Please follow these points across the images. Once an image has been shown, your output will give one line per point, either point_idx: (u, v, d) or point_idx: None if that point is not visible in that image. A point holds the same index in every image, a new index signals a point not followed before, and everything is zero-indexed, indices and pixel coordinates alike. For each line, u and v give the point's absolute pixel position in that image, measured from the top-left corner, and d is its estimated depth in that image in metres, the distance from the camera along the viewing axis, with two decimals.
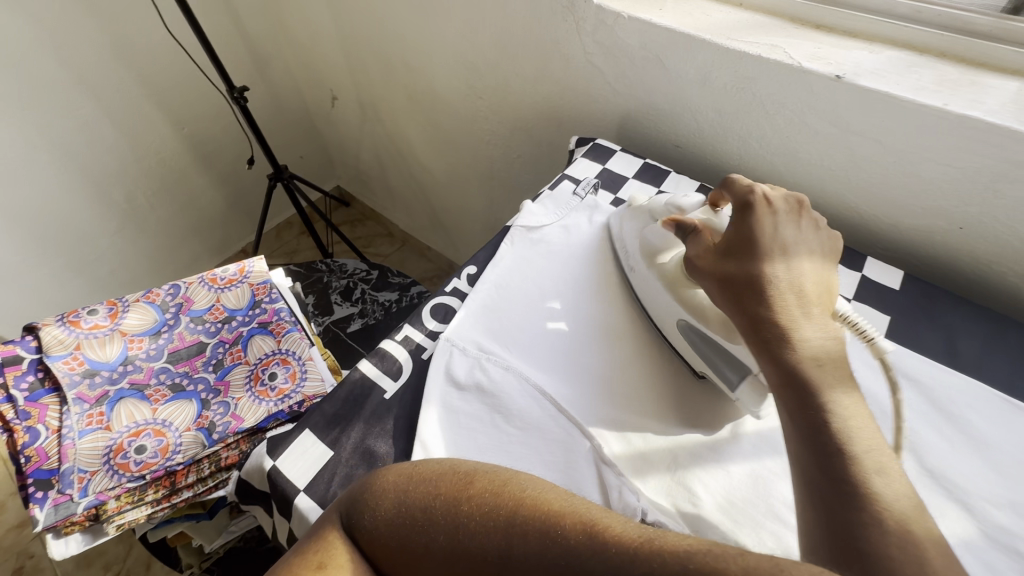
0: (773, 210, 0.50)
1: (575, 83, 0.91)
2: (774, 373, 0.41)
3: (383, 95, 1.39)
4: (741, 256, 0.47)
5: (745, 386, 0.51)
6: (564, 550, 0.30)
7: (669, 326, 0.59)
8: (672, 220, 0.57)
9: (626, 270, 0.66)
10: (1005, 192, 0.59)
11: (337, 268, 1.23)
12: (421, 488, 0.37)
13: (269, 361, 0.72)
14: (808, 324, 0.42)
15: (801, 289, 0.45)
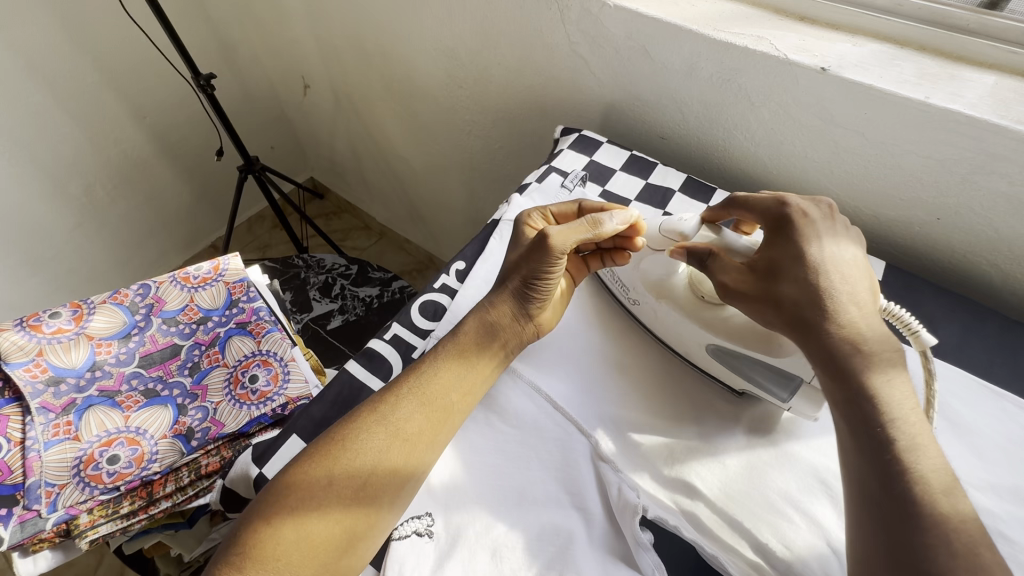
0: (812, 221, 0.49)
1: (559, 73, 0.90)
2: (838, 392, 0.43)
3: (358, 84, 1.35)
4: (785, 270, 0.48)
5: (797, 397, 0.51)
6: (411, 403, 0.48)
7: (694, 350, 0.57)
8: (682, 248, 0.54)
9: (626, 302, 0.62)
10: (980, 183, 0.61)
11: (315, 263, 1.19)
12: (302, 464, 0.45)
13: (249, 362, 0.69)
14: (867, 335, 0.44)
15: (857, 302, 0.46)
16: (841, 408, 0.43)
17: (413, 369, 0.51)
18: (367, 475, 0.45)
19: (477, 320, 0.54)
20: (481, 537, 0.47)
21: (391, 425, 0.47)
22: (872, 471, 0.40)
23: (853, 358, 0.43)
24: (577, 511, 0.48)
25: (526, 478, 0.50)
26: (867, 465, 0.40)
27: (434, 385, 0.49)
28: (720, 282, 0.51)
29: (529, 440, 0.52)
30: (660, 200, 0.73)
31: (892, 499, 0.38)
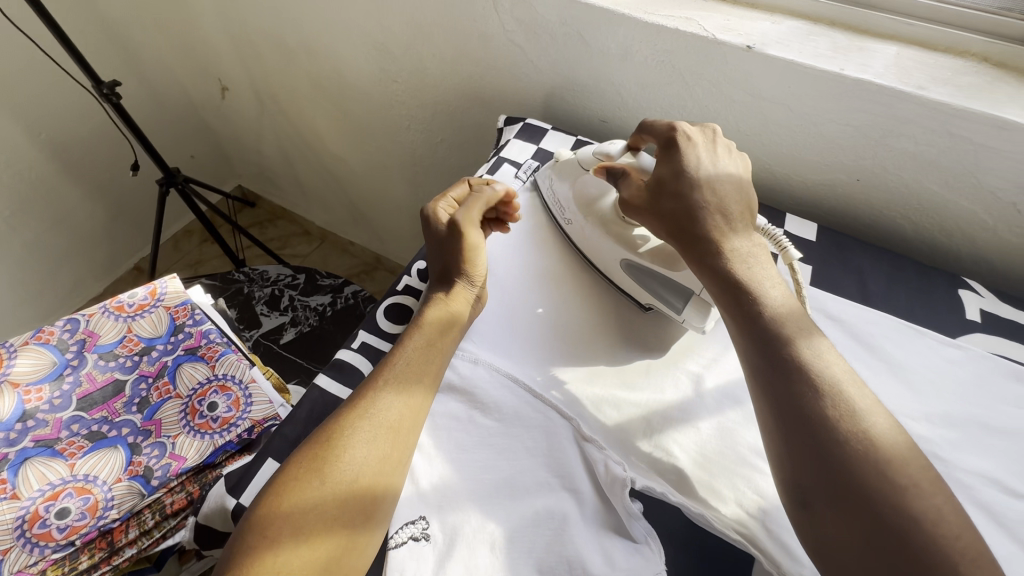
0: (693, 144, 0.55)
1: (497, 62, 0.89)
2: (713, 280, 0.50)
3: (281, 83, 1.28)
4: (667, 186, 0.54)
5: (688, 307, 0.58)
6: (391, 395, 0.48)
7: (610, 264, 0.63)
8: (603, 167, 0.62)
9: (561, 223, 0.68)
10: (892, 145, 0.67)
11: (258, 276, 1.13)
12: (292, 468, 0.44)
13: (206, 390, 0.65)
14: (735, 236, 0.51)
15: (726, 211, 0.52)
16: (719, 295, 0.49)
17: (385, 363, 0.51)
18: (359, 470, 0.44)
19: (436, 311, 0.55)
20: (478, 532, 0.47)
21: (374, 419, 0.47)
22: (749, 344, 0.46)
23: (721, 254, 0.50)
24: (568, 493, 0.49)
25: (514, 467, 0.50)
26: (749, 343, 0.46)
27: (411, 375, 0.50)
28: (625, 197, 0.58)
29: (511, 431, 0.52)
30: None
31: (769, 361, 0.44)
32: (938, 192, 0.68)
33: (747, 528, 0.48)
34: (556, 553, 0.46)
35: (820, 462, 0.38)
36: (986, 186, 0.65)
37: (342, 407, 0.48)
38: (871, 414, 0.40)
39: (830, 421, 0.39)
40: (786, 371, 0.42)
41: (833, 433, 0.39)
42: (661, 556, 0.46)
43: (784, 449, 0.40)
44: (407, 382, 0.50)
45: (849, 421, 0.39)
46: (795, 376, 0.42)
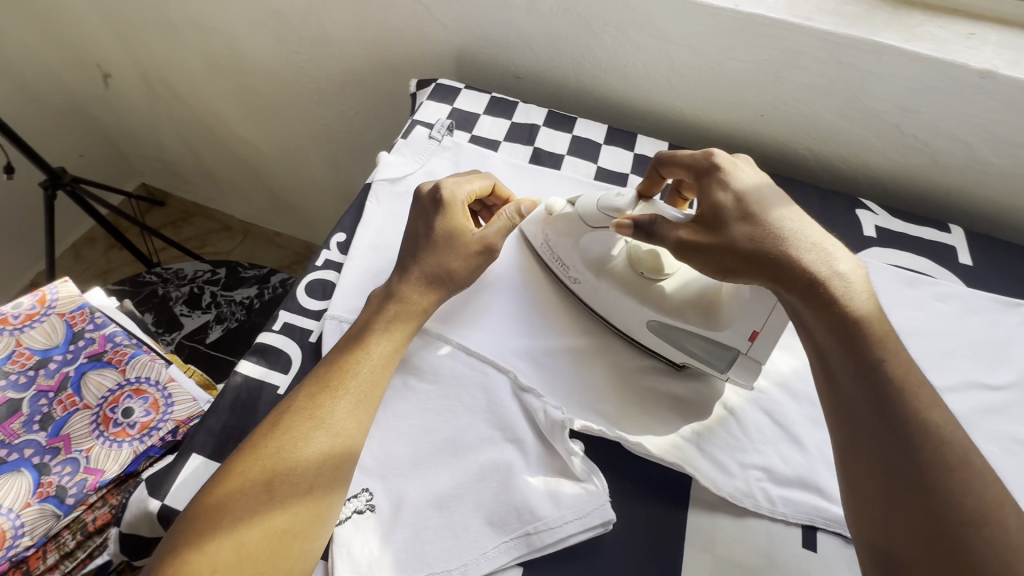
0: (739, 170, 0.50)
1: (402, 23, 0.85)
2: (822, 319, 0.42)
3: (171, 65, 1.16)
4: (732, 214, 0.47)
5: (735, 368, 0.52)
6: (346, 402, 0.45)
7: (634, 326, 0.55)
8: (628, 221, 0.51)
9: (564, 280, 0.59)
10: (788, 78, 0.70)
11: (173, 275, 1.05)
12: (235, 470, 0.42)
13: (118, 397, 0.60)
14: (839, 260, 0.44)
15: (808, 240, 0.45)
16: (827, 337, 0.42)
17: (338, 358, 0.48)
18: (309, 478, 0.42)
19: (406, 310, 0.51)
20: (425, 494, 0.47)
21: (325, 424, 0.44)
22: (861, 394, 0.39)
23: (825, 289, 0.42)
24: (510, 444, 0.49)
25: (456, 427, 0.50)
26: (854, 394, 0.40)
27: (368, 373, 0.47)
28: (673, 239, 0.48)
29: (450, 391, 0.52)
30: (528, 136, 0.73)
31: (881, 420, 0.38)
32: (833, 120, 0.72)
33: (683, 451, 0.50)
34: (504, 502, 0.46)
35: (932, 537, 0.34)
36: (873, 110, 0.69)
37: (291, 406, 0.45)
38: (994, 485, 0.35)
39: (949, 493, 0.35)
40: (899, 435, 0.37)
41: (956, 508, 0.34)
42: (606, 489, 0.47)
43: (887, 514, 0.36)
44: (363, 389, 0.47)
45: (970, 493, 0.35)
46: (912, 440, 0.37)
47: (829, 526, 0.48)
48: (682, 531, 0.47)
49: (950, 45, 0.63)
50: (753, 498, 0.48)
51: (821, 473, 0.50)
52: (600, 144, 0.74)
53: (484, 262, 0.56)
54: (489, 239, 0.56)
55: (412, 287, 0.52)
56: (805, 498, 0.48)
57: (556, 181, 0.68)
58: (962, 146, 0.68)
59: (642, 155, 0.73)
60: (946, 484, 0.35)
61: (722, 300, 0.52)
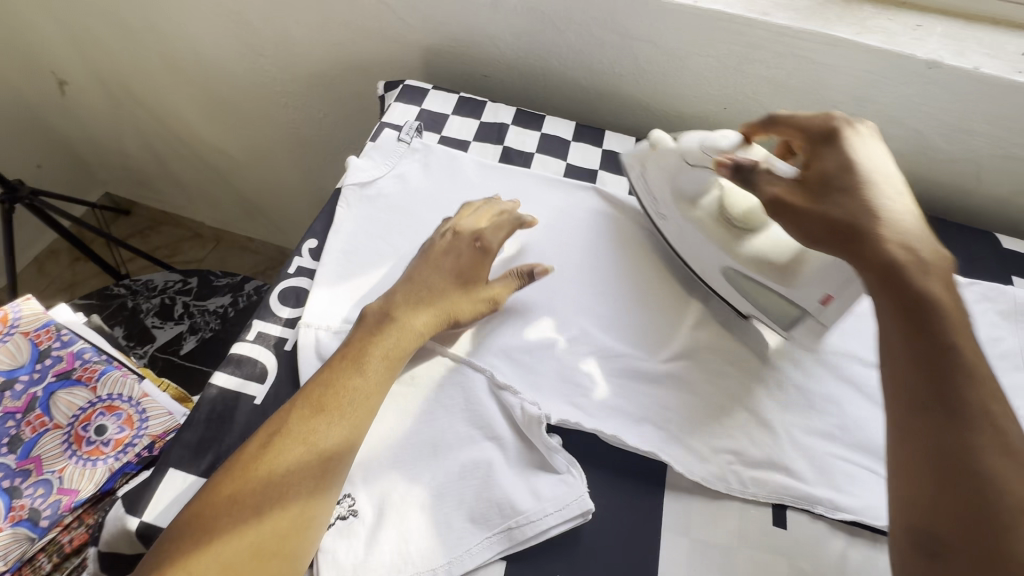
0: (860, 140, 0.47)
1: (368, 24, 0.85)
2: (891, 300, 0.40)
3: (130, 70, 1.13)
4: (838, 181, 0.44)
5: (800, 329, 0.55)
6: (334, 419, 0.45)
7: (709, 270, 0.58)
8: (728, 161, 0.50)
9: (652, 215, 0.63)
10: (748, 71, 0.72)
11: (142, 287, 1.03)
12: (222, 488, 0.42)
13: (90, 415, 0.59)
14: (918, 243, 0.41)
15: (899, 217, 0.43)
16: (894, 318, 0.40)
17: (330, 377, 0.47)
18: (295, 496, 0.42)
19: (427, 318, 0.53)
20: (407, 495, 0.48)
21: (311, 441, 0.44)
22: (918, 378, 0.38)
23: (912, 268, 0.40)
24: (489, 442, 0.50)
25: (436, 429, 0.50)
26: (914, 373, 0.38)
27: (359, 394, 0.47)
28: (768, 193, 0.47)
29: (427, 393, 0.52)
30: (498, 136, 0.74)
31: (942, 402, 0.37)
32: (792, 111, 0.75)
33: (657, 441, 0.51)
34: (485, 498, 0.47)
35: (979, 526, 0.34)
36: (830, 101, 0.72)
37: (281, 428, 0.45)
38: None
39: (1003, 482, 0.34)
40: (956, 419, 0.36)
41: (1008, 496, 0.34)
42: (585, 480, 0.48)
43: (929, 500, 0.36)
44: (352, 405, 0.46)
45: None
46: (965, 424, 0.36)
47: (797, 503, 0.50)
48: (658, 517, 0.49)
49: (898, 36, 0.66)
50: (725, 481, 0.50)
51: (788, 453, 0.52)
52: (568, 142, 0.75)
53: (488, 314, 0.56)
54: (495, 295, 0.56)
55: (417, 311, 0.53)
56: (774, 478, 0.50)
57: (526, 179, 0.69)
58: (914, 134, 0.71)
59: (610, 151, 0.74)
60: (1000, 474, 0.34)
61: (805, 257, 0.50)
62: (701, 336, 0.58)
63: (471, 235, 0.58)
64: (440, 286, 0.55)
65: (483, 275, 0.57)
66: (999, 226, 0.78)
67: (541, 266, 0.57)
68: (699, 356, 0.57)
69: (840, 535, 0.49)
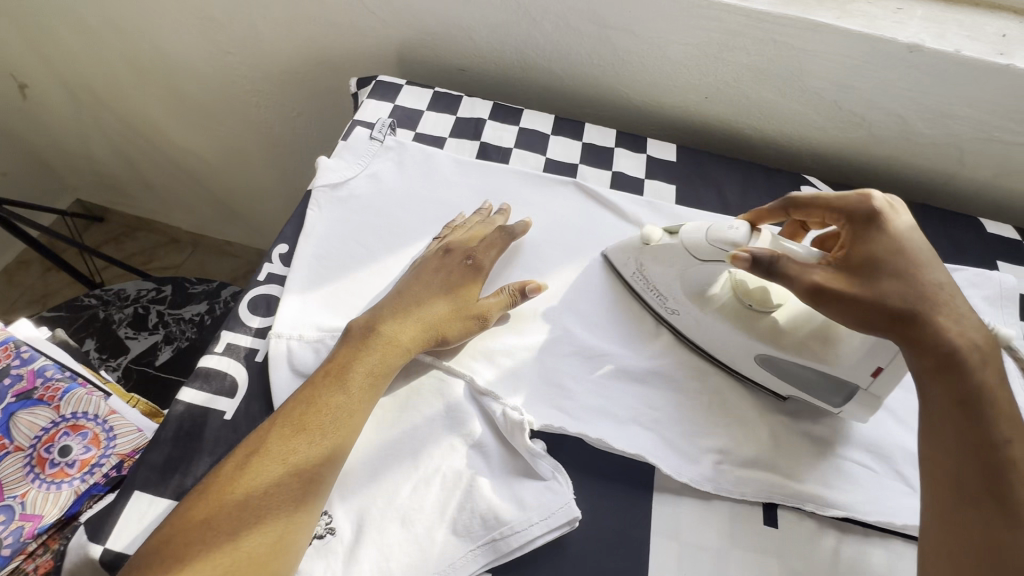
0: (903, 219, 0.46)
1: (338, 18, 0.82)
2: (947, 391, 0.41)
3: (94, 72, 1.09)
4: (885, 267, 0.44)
5: (851, 402, 0.49)
6: (318, 437, 0.43)
7: (738, 359, 0.53)
8: (745, 254, 0.45)
9: (659, 311, 0.57)
10: (729, 58, 0.70)
11: (114, 297, 0.99)
12: (196, 515, 0.39)
13: (54, 435, 0.56)
14: (971, 327, 0.42)
15: (956, 309, 0.43)
16: (949, 410, 0.41)
17: (312, 394, 0.45)
18: (277, 518, 0.40)
19: (410, 334, 0.50)
20: (386, 510, 0.46)
21: (291, 459, 0.42)
22: (970, 469, 0.39)
23: (965, 358, 0.41)
24: (472, 449, 0.48)
25: (416, 439, 0.49)
26: (968, 463, 0.39)
27: (344, 414, 0.44)
28: (808, 282, 0.44)
29: (407, 400, 0.50)
30: (474, 131, 0.71)
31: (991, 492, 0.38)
32: (774, 99, 0.73)
33: (645, 442, 0.50)
34: (468, 509, 0.46)
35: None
36: (812, 88, 0.70)
37: (258, 447, 0.42)
38: None
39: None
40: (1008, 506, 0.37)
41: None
42: (571, 485, 0.47)
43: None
44: (336, 421, 0.44)
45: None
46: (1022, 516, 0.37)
47: (787, 501, 0.48)
48: (647, 521, 0.48)
49: (879, 20, 0.64)
50: (714, 481, 0.49)
51: (777, 450, 0.51)
52: (547, 135, 0.73)
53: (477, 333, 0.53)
54: (485, 310, 0.53)
55: (404, 326, 0.50)
56: (763, 476, 0.49)
57: (504, 176, 0.67)
58: (897, 119, 0.70)
59: (590, 145, 0.72)
60: None
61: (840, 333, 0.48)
62: (686, 334, 0.57)
63: (462, 253, 0.56)
64: (432, 307, 0.52)
65: (472, 294, 0.54)
66: (983, 210, 0.77)
67: (533, 283, 0.55)
68: (685, 354, 0.55)
69: (830, 531, 0.48)
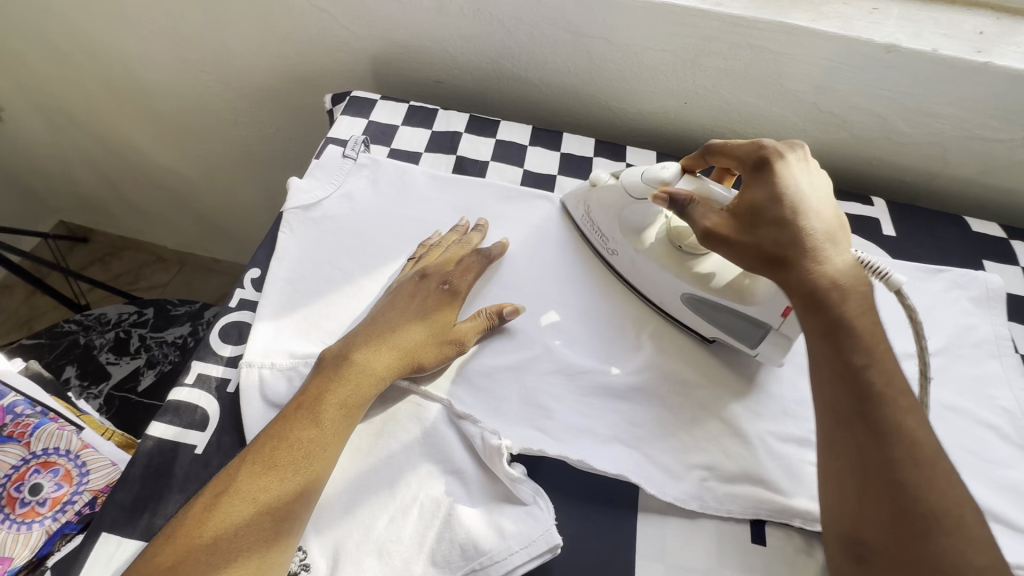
0: (787, 161, 0.47)
1: (311, 36, 0.81)
2: (815, 327, 0.43)
3: (69, 94, 1.08)
4: (767, 211, 0.45)
5: (764, 345, 0.52)
6: (290, 469, 0.41)
7: (667, 298, 0.56)
8: (664, 193, 0.50)
9: (602, 253, 0.61)
10: (705, 63, 0.69)
11: (95, 322, 0.98)
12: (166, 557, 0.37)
13: (23, 472, 0.54)
14: (840, 263, 0.44)
15: (830, 238, 0.45)
16: (818, 344, 0.43)
17: (281, 429, 0.43)
18: (250, 557, 0.38)
19: (369, 355, 0.48)
20: (363, 543, 0.44)
21: (263, 495, 0.40)
22: (843, 396, 0.41)
23: (831, 293, 0.43)
24: (450, 476, 0.47)
25: (393, 467, 0.47)
26: (839, 392, 0.41)
27: (316, 447, 0.43)
28: (701, 227, 0.48)
29: (383, 427, 0.49)
30: (450, 145, 0.70)
31: (860, 417, 0.40)
32: (752, 102, 0.72)
33: (628, 461, 0.49)
34: (447, 539, 0.44)
35: (895, 527, 0.37)
36: (790, 90, 0.69)
37: (227, 487, 0.40)
38: (970, 518, 0.36)
39: (914, 488, 0.37)
40: (875, 427, 0.39)
41: (920, 504, 0.37)
42: (552, 511, 0.45)
43: (859, 512, 0.39)
44: (308, 452, 0.42)
45: (933, 491, 0.37)
46: (890, 437, 0.39)
47: (775, 517, 0.47)
48: (632, 543, 0.46)
49: (854, 21, 0.64)
50: (700, 499, 0.48)
51: (764, 464, 0.49)
52: (524, 146, 0.72)
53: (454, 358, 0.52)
54: (459, 334, 0.52)
55: (378, 354, 0.48)
56: (750, 492, 0.48)
57: (481, 190, 0.66)
58: (877, 119, 0.69)
59: (567, 154, 0.71)
60: (921, 487, 0.37)
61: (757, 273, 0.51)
62: (667, 347, 0.56)
63: (438, 278, 0.55)
64: (407, 333, 0.50)
65: (449, 318, 0.53)
66: (966, 207, 0.76)
67: (510, 307, 0.54)
68: (668, 368, 0.54)
69: (819, 546, 0.47)
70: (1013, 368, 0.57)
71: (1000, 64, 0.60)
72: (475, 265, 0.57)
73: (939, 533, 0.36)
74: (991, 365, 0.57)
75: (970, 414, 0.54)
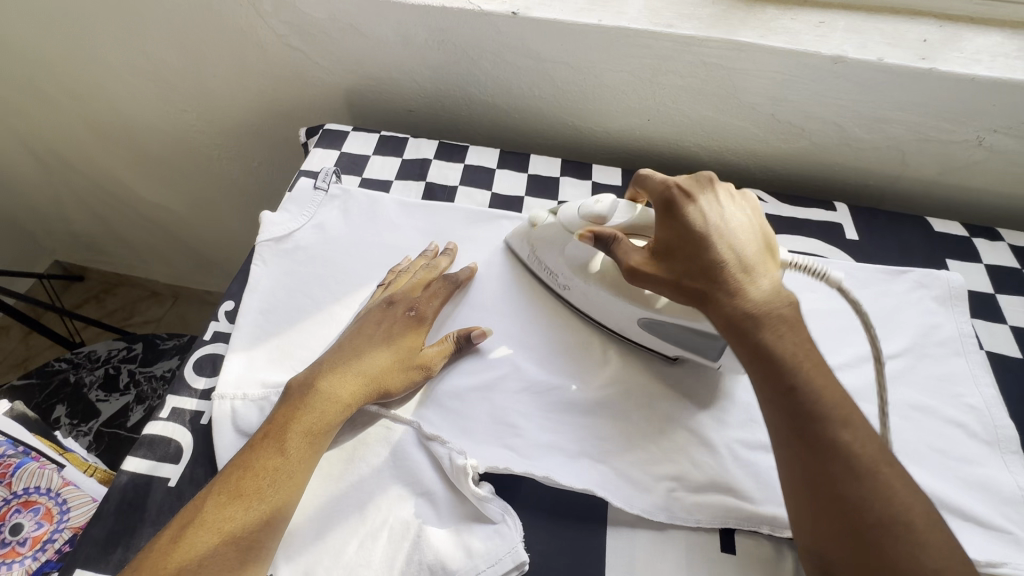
0: (693, 201, 0.49)
1: (286, 73, 0.84)
2: (743, 347, 0.46)
3: (58, 139, 1.11)
4: (682, 249, 0.48)
5: (724, 356, 0.52)
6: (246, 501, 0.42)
7: (625, 324, 0.55)
8: (589, 233, 0.51)
9: (555, 288, 0.60)
10: (664, 81, 0.71)
11: (85, 359, 0.99)
12: None
13: (6, 513, 0.56)
14: (763, 282, 0.47)
15: (746, 262, 0.47)
16: (750, 363, 0.45)
17: (248, 458, 0.44)
18: None
19: (333, 380, 0.49)
20: (332, 568, 0.45)
21: (224, 526, 0.41)
22: (777, 413, 0.43)
23: (750, 317, 0.45)
24: (420, 498, 0.48)
25: (362, 492, 0.48)
26: (774, 409, 0.43)
27: (269, 479, 0.43)
28: (627, 265, 0.49)
29: (353, 452, 0.49)
30: (420, 171, 0.73)
31: (797, 433, 0.42)
32: (714, 117, 0.74)
33: (593, 476, 0.49)
34: (415, 561, 0.45)
35: (856, 539, 0.38)
36: (747, 103, 0.71)
37: (194, 517, 0.41)
38: (922, 521, 0.38)
39: (860, 499, 0.39)
40: (813, 443, 0.41)
41: (866, 515, 0.39)
42: (520, 528, 0.46)
43: (815, 527, 0.40)
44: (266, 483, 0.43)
45: (877, 500, 0.39)
46: (826, 452, 0.41)
47: (742, 525, 0.48)
48: (601, 557, 0.46)
49: (802, 35, 0.66)
50: (667, 510, 0.48)
51: (731, 472, 0.50)
52: (493, 170, 0.74)
53: (422, 382, 0.53)
54: (423, 359, 0.53)
55: (344, 381, 0.50)
56: (717, 501, 0.48)
57: (450, 215, 0.67)
58: (834, 127, 0.71)
59: (535, 175, 0.73)
60: (866, 498, 0.39)
61: None
62: (634, 360, 0.57)
63: (406, 304, 0.56)
64: (374, 358, 0.52)
65: (416, 343, 0.54)
66: (931, 207, 0.78)
67: (478, 329, 0.56)
68: (634, 381, 0.55)
69: (788, 552, 0.47)
70: (977, 365, 0.57)
71: (945, 69, 0.62)
72: (441, 290, 0.58)
73: (889, 541, 0.38)
74: (956, 363, 0.57)
75: (937, 412, 0.54)
